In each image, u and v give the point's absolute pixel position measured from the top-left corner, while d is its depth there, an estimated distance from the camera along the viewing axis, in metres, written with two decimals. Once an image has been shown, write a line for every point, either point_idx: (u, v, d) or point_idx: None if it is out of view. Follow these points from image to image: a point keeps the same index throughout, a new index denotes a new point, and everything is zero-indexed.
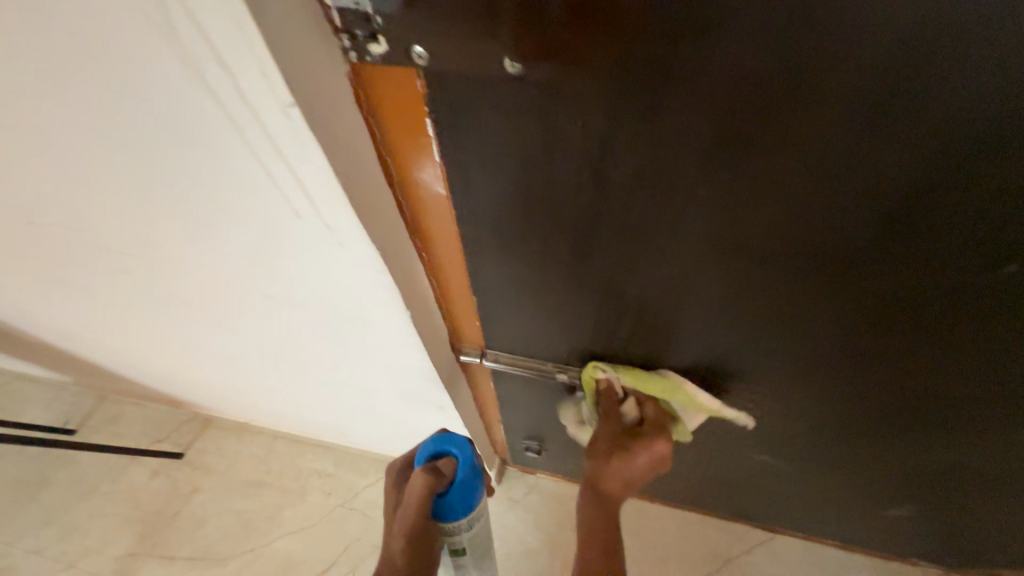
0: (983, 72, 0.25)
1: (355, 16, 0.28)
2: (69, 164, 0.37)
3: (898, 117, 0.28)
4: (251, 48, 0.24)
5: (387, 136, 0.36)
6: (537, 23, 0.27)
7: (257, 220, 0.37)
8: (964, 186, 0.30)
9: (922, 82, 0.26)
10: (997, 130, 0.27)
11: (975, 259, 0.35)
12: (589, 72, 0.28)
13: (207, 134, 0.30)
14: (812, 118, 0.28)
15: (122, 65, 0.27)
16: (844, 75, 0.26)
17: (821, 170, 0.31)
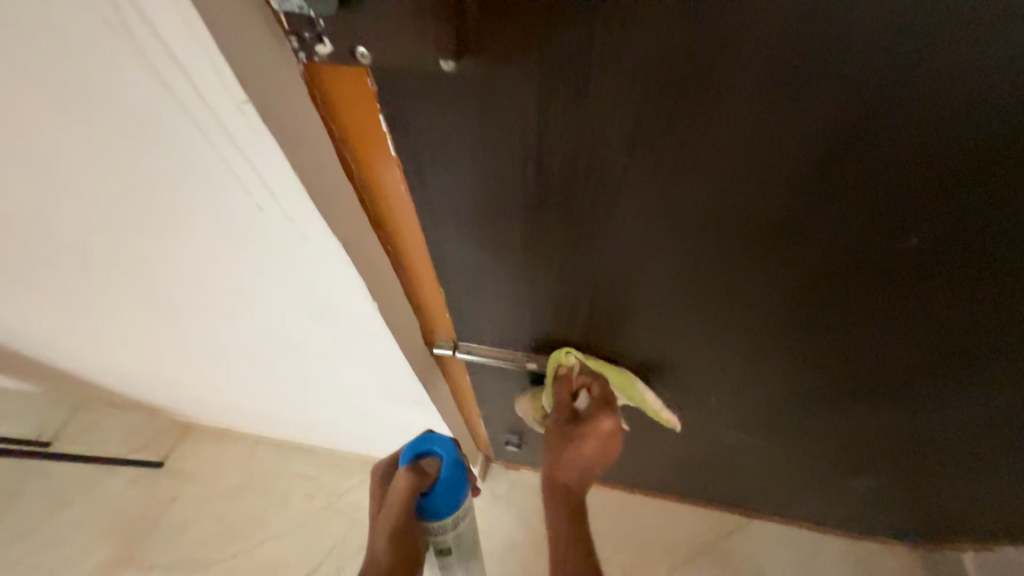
0: (883, 74, 0.27)
1: (300, 19, 0.29)
2: (27, 163, 0.38)
3: (809, 114, 0.30)
4: (203, 48, 0.26)
5: (345, 133, 0.37)
6: (471, 27, 0.28)
7: (222, 216, 0.38)
8: (878, 177, 0.33)
9: (827, 83, 0.28)
10: (899, 126, 0.29)
11: (894, 244, 0.38)
12: (529, 66, 0.30)
13: (167, 132, 0.32)
14: (732, 116, 0.31)
15: (78, 68, 0.28)
16: (757, 76, 0.28)
17: (747, 163, 0.34)
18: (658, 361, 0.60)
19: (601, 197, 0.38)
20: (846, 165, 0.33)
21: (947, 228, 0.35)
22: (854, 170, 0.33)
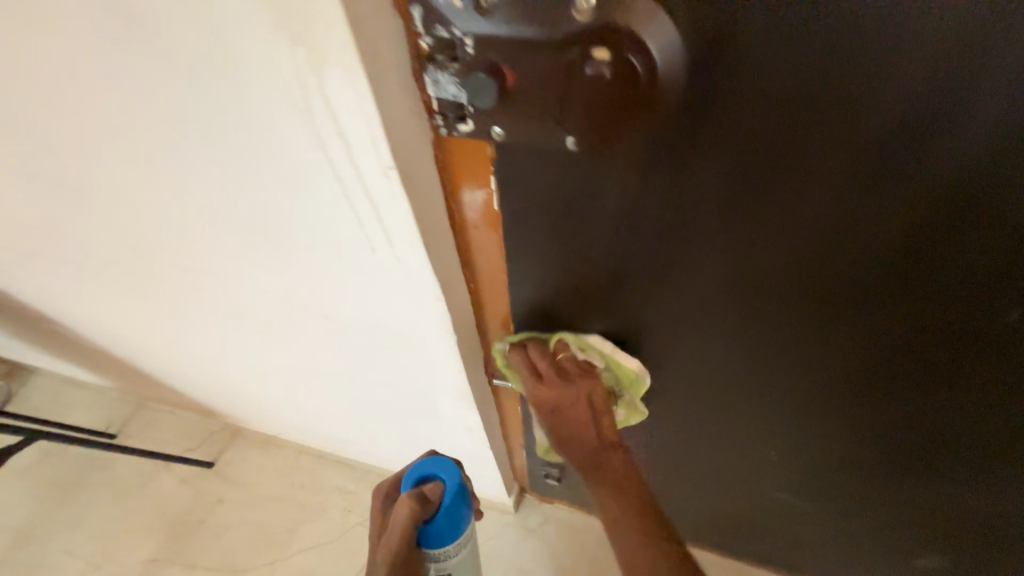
0: (970, 145, 0.29)
1: (450, 103, 0.33)
2: (180, 198, 0.44)
3: (896, 179, 0.32)
4: (369, 125, 0.30)
5: (454, 189, 0.41)
6: (600, 113, 0.32)
7: (335, 252, 0.42)
8: (964, 239, 0.34)
9: (918, 151, 0.30)
10: (985, 191, 0.31)
11: (977, 308, 0.38)
12: (637, 137, 0.33)
13: (311, 185, 0.36)
14: (820, 180, 0.33)
15: (255, 128, 0.33)
16: (849, 145, 0.31)
17: (832, 224, 0.35)
18: (716, 411, 0.59)
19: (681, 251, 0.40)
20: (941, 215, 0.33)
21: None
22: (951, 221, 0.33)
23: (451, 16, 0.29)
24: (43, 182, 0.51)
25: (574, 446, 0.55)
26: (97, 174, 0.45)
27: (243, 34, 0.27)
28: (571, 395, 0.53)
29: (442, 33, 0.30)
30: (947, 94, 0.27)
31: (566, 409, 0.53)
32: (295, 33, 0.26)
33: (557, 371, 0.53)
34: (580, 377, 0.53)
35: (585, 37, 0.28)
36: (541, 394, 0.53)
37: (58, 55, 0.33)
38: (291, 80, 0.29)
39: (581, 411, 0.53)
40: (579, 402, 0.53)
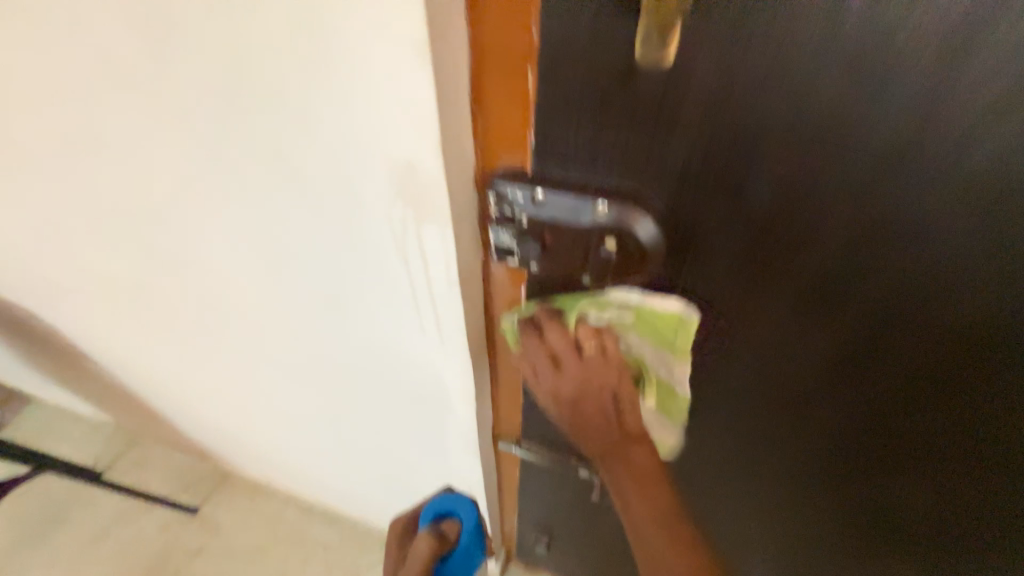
0: (904, 302, 0.37)
1: (501, 249, 0.39)
2: (260, 274, 0.52)
3: (849, 321, 0.39)
4: (447, 255, 0.38)
5: (493, 301, 0.47)
6: (620, 266, 0.38)
7: (389, 328, 0.51)
8: (904, 369, 0.41)
9: (863, 302, 0.37)
10: (920, 336, 0.38)
11: (919, 422, 0.45)
12: (646, 279, 0.39)
13: (383, 282, 0.45)
14: (785, 316, 0.40)
15: (348, 240, 0.42)
16: (809, 293, 0.38)
17: (795, 346, 0.43)
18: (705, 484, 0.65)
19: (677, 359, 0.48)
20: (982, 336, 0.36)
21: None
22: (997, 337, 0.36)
23: (518, 202, 0.36)
24: (134, 249, 0.58)
25: (593, 438, 0.47)
26: (195, 253, 0.54)
27: (365, 189, 0.36)
28: (595, 381, 0.44)
29: (505, 209, 0.36)
30: (883, 266, 0.35)
31: (586, 396, 0.45)
32: (409, 198, 0.36)
33: (585, 350, 0.43)
34: (606, 365, 0.44)
35: (607, 230, 0.36)
36: (558, 383, 0.45)
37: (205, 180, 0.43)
38: (397, 223, 0.38)
39: (598, 411, 0.45)
40: (599, 396, 0.45)
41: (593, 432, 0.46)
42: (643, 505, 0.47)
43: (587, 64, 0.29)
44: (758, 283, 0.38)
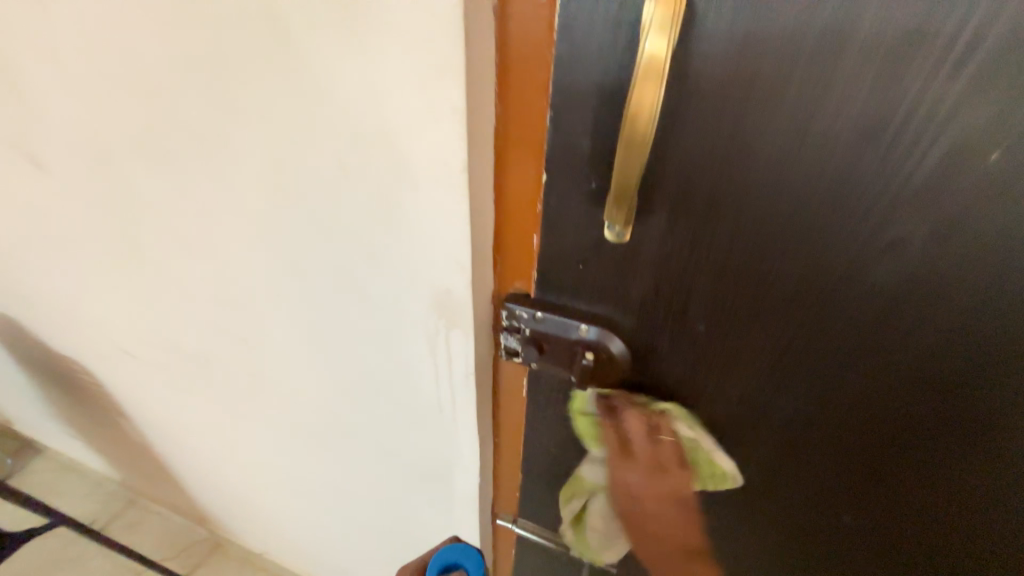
0: (827, 398, 0.44)
1: (508, 349, 0.50)
2: (304, 355, 0.62)
3: (786, 411, 0.47)
4: (467, 352, 0.48)
5: (500, 387, 0.57)
6: (599, 371, 0.48)
7: (410, 407, 0.60)
8: (840, 453, 0.48)
9: (793, 395, 0.45)
10: (846, 425, 0.45)
11: (868, 498, 0.51)
12: (621, 378, 0.48)
13: (411, 369, 0.54)
14: (735, 407, 0.48)
15: (387, 335, 0.52)
16: (750, 388, 0.46)
17: (748, 432, 0.50)
18: None
19: None
20: (990, 411, 0.40)
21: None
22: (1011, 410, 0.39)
23: (521, 317, 0.47)
24: (196, 326, 0.69)
25: (652, 530, 0.52)
26: (252, 334, 0.64)
27: (407, 301, 0.47)
28: (651, 480, 0.50)
29: (512, 321, 0.48)
30: (804, 369, 0.43)
31: (652, 494, 0.51)
32: (442, 311, 0.46)
33: (644, 450, 0.50)
34: (659, 467, 0.50)
35: (588, 344, 0.46)
36: (627, 481, 0.51)
37: (279, 281, 0.54)
38: (430, 326, 0.48)
39: (657, 506, 0.51)
40: (655, 494, 0.50)
41: (649, 525, 0.52)
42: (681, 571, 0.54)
43: (577, 229, 0.40)
44: (727, 382, 0.46)
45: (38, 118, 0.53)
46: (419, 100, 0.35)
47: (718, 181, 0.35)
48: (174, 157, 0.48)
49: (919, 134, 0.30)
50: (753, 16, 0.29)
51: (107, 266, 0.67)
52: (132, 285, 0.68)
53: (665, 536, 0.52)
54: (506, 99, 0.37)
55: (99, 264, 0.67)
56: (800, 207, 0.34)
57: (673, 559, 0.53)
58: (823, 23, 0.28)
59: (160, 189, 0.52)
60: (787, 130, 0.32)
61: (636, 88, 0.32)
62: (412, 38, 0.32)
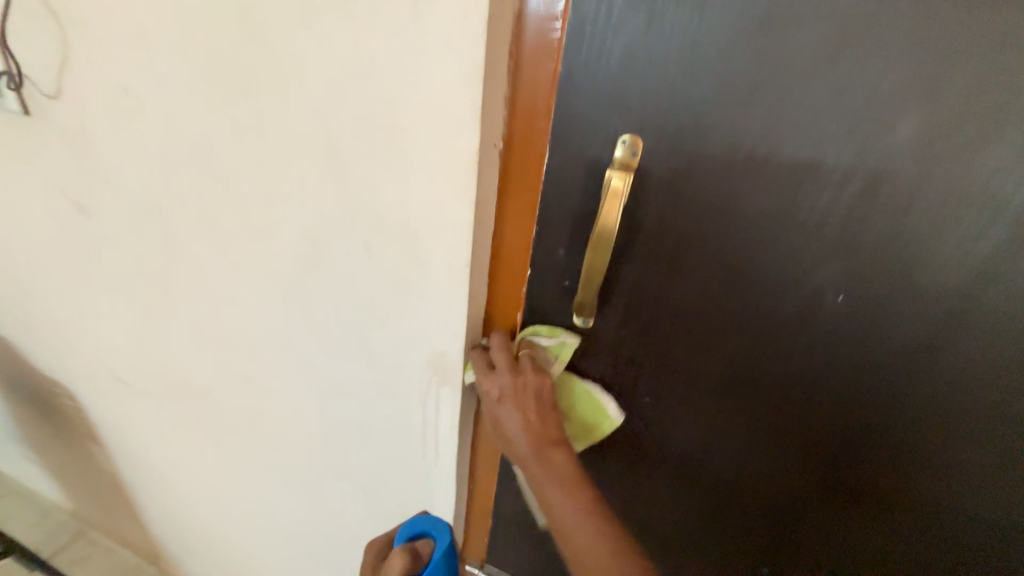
0: (742, 460, 0.54)
1: None
2: (301, 399, 0.68)
3: (713, 467, 0.56)
4: (453, 406, 0.56)
5: (479, 439, 0.64)
6: None
7: (395, 453, 0.65)
8: (756, 508, 0.57)
9: (717, 454, 0.55)
10: (758, 484, 0.55)
11: (781, 547, 0.59)
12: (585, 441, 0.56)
13: (400, 418, 0.61)
14: (672, 461, 0.58)
15: (383, 386, 0.59)
16: (683, 445, 0.56)
17: (683, 482, 0.59)
18: None
19: (615, 492, 0.63)
20: (866, 466, 0.49)
21: (939, 511, 0.50)
22: (875, 467, 0.49)
23: None
24: (199, 365, 0.74)
25: (517, 451, 0.48)
26: (253, 376, 0.69)
27: (406, 359, 0.55)
28: (504, 384, 0.48)
29: None
30: (724, 435, 0.53)
31: (512, 404, 0.48)
32: (436, 370, 0.54)
33: (506, 356, 0.50)
34: (519, 370, 0.49)
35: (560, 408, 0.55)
36: (489, 396, 0.49)
37: (291, 333, 0.61)
38: (423, 382, 0.56)
39: (516, 415, 0.48)
40: (512, 402, 0.48)
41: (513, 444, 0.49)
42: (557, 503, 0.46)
43: (553, 311, 0.50)
44: (668, 437, 0.56)
45: (91, 176, 0.60)
46: (434, 213, 0.43)
47: (660, 285, 0.46)
48: (212, 223, 0.56)
49: (790, 273, 0.42)
50: (679, 183, 0.41)
51: (124, 304, 0.72)
52: (144, 323, 0.73)
53: (529, 461, 0.47)
54: (504, 210, 0.47)
55: (118, 300, 0.73)
56: (720, 310, 0.45)
57: (543, 484, 0.47)
58: (724, 195, 0.40)
59: (193, 247, 0.60)
60: (706, 258, 0.43)
61: (602, 214, 0.42)
62: (434, 171, 0.41)
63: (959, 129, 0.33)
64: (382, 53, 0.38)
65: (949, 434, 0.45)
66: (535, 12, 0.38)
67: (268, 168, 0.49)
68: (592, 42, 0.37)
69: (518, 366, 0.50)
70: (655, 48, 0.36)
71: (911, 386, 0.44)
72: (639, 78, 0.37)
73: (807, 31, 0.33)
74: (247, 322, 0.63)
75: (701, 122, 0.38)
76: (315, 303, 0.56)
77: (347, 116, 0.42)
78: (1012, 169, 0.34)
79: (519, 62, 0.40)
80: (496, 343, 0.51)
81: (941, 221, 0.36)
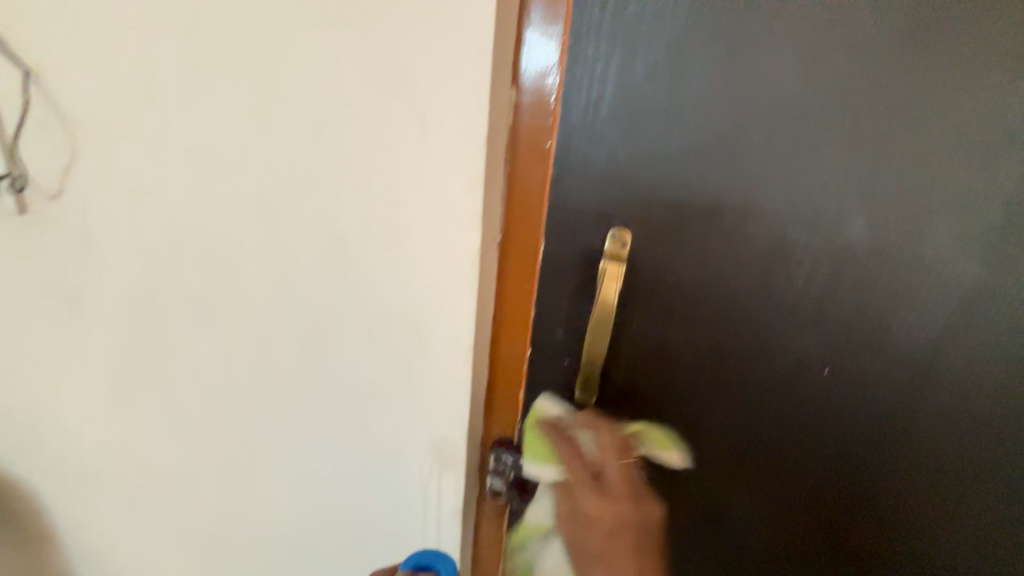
0: (746, 524, 0.54)
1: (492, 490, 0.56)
2: (291, 490, 0.64)
3: (717, 536, 0.56)
4: (456, 491, 0.55)
5: (479, 525, 0.61)
6: None
7: (392, 543, 0.62)
8: (762, 572, 0.57)
9: (719, 522, 0.55)
10: (763, 547, 0.55)
11: None
12: None
13: (399, 505, 0.58)
14: (675, 534, 0.57)
15: (381, 473, 0.57)
16: (684, 517, 0.55)
17: (687, 555, 0.58)
18: None
19: None
20: (862, 519, 0.51)
21: (924, 557, 0.52)
22: (860, 516, 0.51)
23: (506, 461, 0.54)
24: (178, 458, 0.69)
25: (607, 560, 0.47)
26: (239, 467, 0.66)
27: (406, 444, 0.54)
28: (622, 507, 0.47)
29: (498, 465, 0.55)
30: (725, 502, 0.53)
31: (616, 499, 0.47)
32: (437, 454, 0.53)
33: (613, 448, 0.47)
34: (627, 481, 0.48)
35: None
36: (599, 514, 0.46)
37: (284, 421, 0.59)
38: (424, 467, 0.54)
39: (618, 510, 0.47)
40: (616, 497, 0.47)
41: (604, 547, 0.47)
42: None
43: (554, 390, 0.51)
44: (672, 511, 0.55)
45: (83, 269, 0.60)
46: (437, 302, 0.45)
47: (654, 358, 0.48)
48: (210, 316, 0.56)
49: (771, 342, 0.45)
50: (666, 265, 0.44)
51: (102, 396, 0.69)
52: (121, 414, 0.69)
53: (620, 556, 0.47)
54: (503, 295, 0.49)
55: (95, 392, 0.69)
56: (712, 379, 0.48)
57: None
58: (707, 275, 0.44)
59: (188, 340, 0.59)
60: (696, 332, 0.46)
61: (602, 291, 0.45)
62: (437, 264, 0.44)
63: (901, 223, 0.39)
64: (389, 164, 0.41)
65: (916, 478, 0.48)
66: (530, 124, 0.42)
67: (270, 264, 0.50)
68: (581, 150, 0.41)
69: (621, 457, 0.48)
70: (640, 157, 0.41)
71: (883, 435, 0.47)
72: (626, 179, 0.42)
73: (771, 146, 0.39)
74: (239, 413, 0.61)
75: (681, 212, 0.42)
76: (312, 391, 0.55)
77: (352, 216, 0.44)
78: (948, 256, 0.40)
79: (518, 163, 0.43)
80: (606, 430, 0.48)
81: (897, 297, 0.42)
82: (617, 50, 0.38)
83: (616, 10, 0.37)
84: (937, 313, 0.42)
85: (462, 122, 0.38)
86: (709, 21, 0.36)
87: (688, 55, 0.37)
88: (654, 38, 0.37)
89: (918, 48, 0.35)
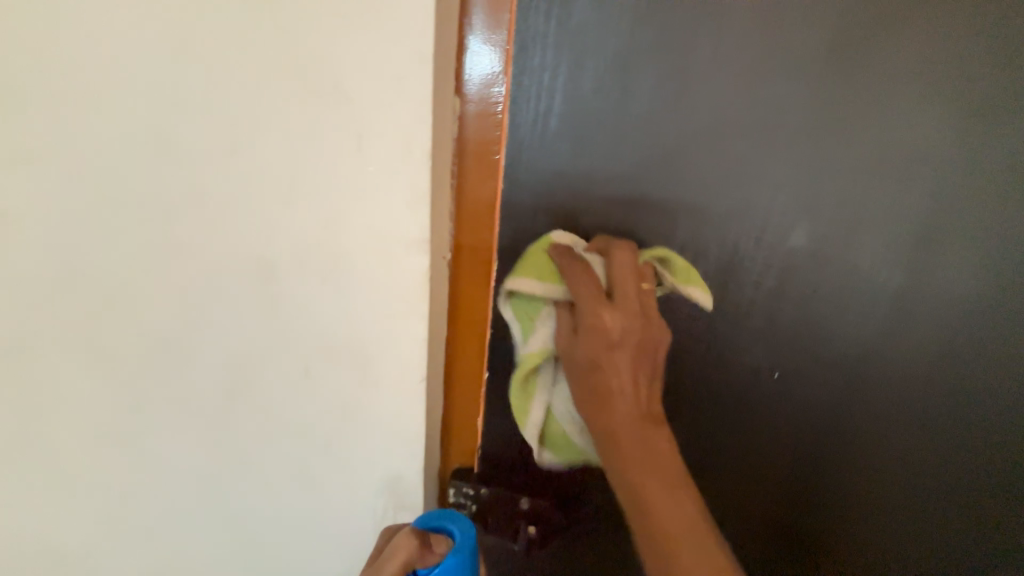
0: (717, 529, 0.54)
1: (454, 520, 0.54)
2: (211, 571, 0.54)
3: None
4: None
5: None
6: (538, 537, 0.54)
7: None
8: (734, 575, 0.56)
9: None
10: (733, 548, 0.55)
11: None
12: (560, 541, 0.54)
13: (352, 554, 0.53)
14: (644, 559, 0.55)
15: (329, 523, 0.51)
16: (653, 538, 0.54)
17: None
18: None
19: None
20: (823, 512, 0.53)
21: (879, 548, 0.54)
22: (819, 509, 0.53)
23: (467, 492, 0.52)
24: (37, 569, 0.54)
25: (616, 417, 0.41)
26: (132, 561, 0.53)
27: (357, 487, 0.49)
28: (632, 321, 0.41)
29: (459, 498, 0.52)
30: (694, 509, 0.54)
31: (626, 325, 0.41)
32: (393, 493, 0.49)
33: (628, 274, 0.42)
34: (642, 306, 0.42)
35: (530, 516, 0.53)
36: (606, 323, 0.41)
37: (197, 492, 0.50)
38: (380, 508, 0.50)
39: (628, 336, 0.41)
40: (626, 321, 0.41)
41: (614, 386, 0.41)
42: (661, 500, 0.39)
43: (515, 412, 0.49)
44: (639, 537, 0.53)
45: None
46: (383, 330, 0.41)
47: None
48: (84, 373, 0.45)
49: (723, 349, 0.47)
50: None
51: None
52: None
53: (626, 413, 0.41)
54: (456, 319, 0.46)
55: None
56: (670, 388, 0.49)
57: (647, 476, 0.40)
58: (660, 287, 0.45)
59: (47, 406, 0.46)
60: None
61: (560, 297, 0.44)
62: (382, 290, 0.40)
63: (837, 233, 0.42)
64: (323, 182, 0.37)
65: (867, 468, 0.51)
66: (477, 136, 0.39)
67: (173, 303, 0.42)
68: (530, 162, 0.41)
69: (631, 282, 0.42)
70: (590, 171, 0.41)
71: (830, 437, 0.49)
72: (575, 192, 0.42)
73: (716, 159, 0.40)
74: (128, 493, 0.50)
75: (633, 226, 0.43)
76: (237, 444, 0.47)
77: (280, 239, 0.39)
78: (879, 265, 0.43)
79: (465, 178, 0.41)
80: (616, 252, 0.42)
81: (837, 304, 0.44)
82: (563, 62, 0.37)
83: (560, 26, 0.37)
84: (875, 320, 0.44)
85: (403, 136, 0.35)
86: (650, 36, 0.37)
87: (631, 69, 0.38)
88: (598, 51, 0.37)
89: (850, 68, 0.37)
